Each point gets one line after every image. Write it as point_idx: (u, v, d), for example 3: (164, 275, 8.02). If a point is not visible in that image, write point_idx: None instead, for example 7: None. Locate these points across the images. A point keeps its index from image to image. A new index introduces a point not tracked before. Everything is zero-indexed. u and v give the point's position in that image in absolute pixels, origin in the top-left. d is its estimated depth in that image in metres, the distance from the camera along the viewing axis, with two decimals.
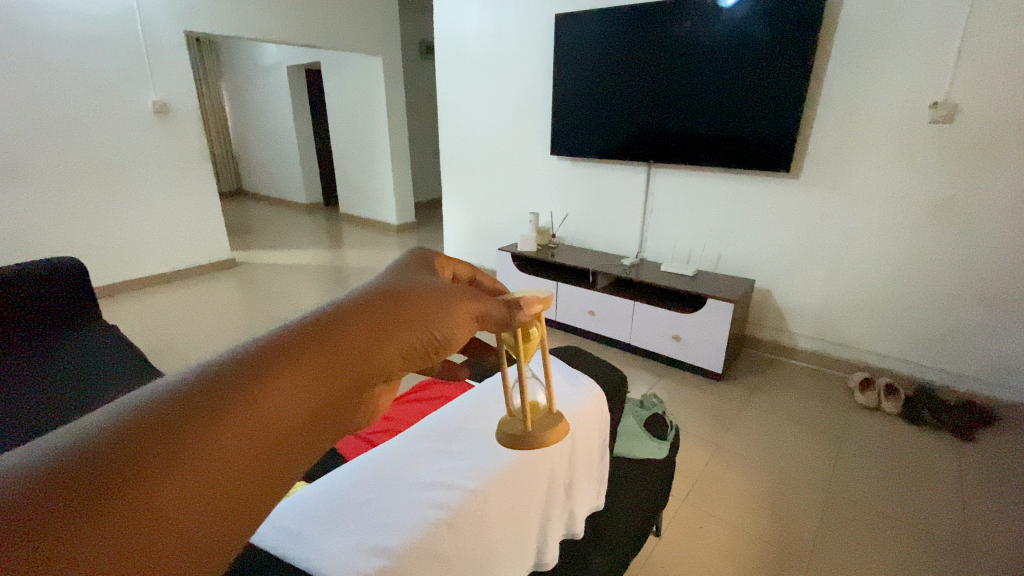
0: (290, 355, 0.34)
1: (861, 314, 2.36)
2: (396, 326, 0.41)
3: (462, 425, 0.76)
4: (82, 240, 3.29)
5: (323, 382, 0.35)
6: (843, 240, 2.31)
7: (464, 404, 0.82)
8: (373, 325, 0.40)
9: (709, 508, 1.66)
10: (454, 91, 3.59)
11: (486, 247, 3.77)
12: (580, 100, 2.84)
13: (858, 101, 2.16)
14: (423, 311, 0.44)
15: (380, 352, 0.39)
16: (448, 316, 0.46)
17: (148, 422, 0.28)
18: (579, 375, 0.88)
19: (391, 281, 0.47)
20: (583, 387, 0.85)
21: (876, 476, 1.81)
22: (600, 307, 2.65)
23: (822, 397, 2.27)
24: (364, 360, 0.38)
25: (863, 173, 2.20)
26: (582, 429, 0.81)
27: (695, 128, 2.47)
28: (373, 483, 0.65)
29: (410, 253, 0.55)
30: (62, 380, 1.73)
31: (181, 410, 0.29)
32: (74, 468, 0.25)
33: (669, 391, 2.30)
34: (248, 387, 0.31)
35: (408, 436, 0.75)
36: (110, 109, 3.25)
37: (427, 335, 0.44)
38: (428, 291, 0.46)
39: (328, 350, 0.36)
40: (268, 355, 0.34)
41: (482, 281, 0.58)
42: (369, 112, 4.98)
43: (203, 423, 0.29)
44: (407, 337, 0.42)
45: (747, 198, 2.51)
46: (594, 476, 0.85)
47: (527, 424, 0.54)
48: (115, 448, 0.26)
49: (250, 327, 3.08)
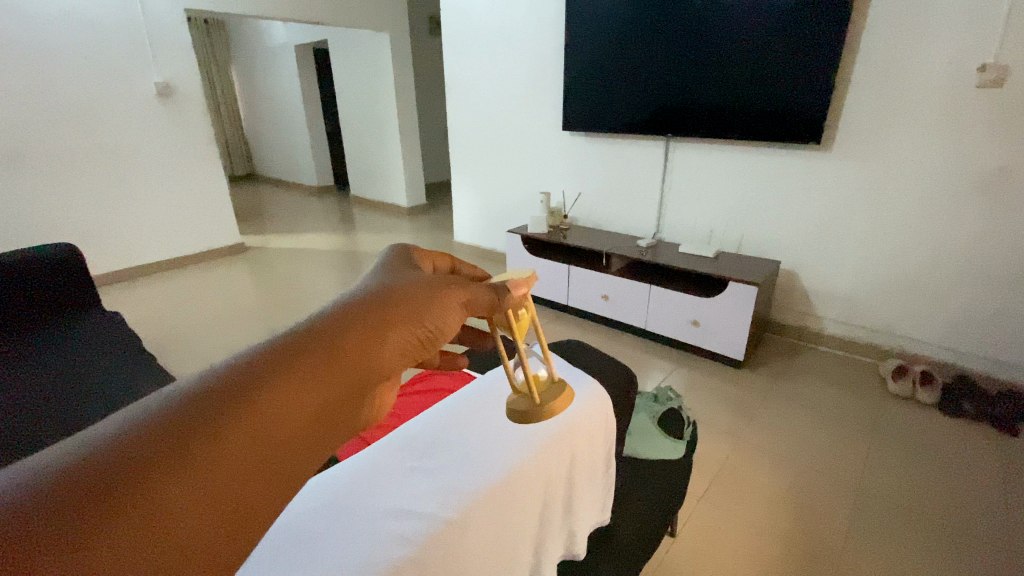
0: (283, 375, 0.35)
1: (894, 297, 2.21)
2: (385, 331, 0.41)
3: (438, 437, 0.67)
4: (91, 226, 3.28)
5: (314, 403, 0.36)
6: (875, 218, 2.16)
7: (441, 410, 0.74)
8: (363, 334, 0.40)
9: (729, 506, 1.57)
10: (462, 66, 3.45)
11: (497, 229, 3.66)
12: (593, 72, 2.68)
13: (896, 65, 1.97)
14: (415, 307, 0.44)
15: (372, 363, 0.40)
16: (438, 312, 0.45)
17: (135, 453, 0.29)
18: (581, 376, 0.78)
19: (386, 282, 0.47)
20: (585, 390, 0.75)
21: (911, 473, 1.69)
22: (613, 290, 2.53)
23: (851, 387, 2.13)
24: (358, 373, 0.39)
25: (901, 145, 2.03)
26: (583, 440, 0.71)
27: (717, 98, 2.31)
28: (330, 514, 0.55)
29: (391, 251, 0.54)
30: (50, 382, 1.66)
31: (170, 437, 0.30)
32: (76, 483, 0.27)
33: (687, 380, 2.20)
34: (240, 405, 0.33)
35: (380, 450, 0.65)
36: (113, 91, 3.20)
37: (421, 332, 0.44)
38: (416, 290, 0.46)
39: (319, 366, 0.37)
40: (258, 377, 0.35)
41: (461, 269, 0.57)
42: (378, 92, 4.85)
43: (200, 441, 0.31)
44: (394, 339, 0.42)
45: (772, 175, 2.35)
46: (597, 482, 0.75)
47: (534, 398, 0.47)
48: (104, 475, 0.28)
49: (257, 313, 3.03)
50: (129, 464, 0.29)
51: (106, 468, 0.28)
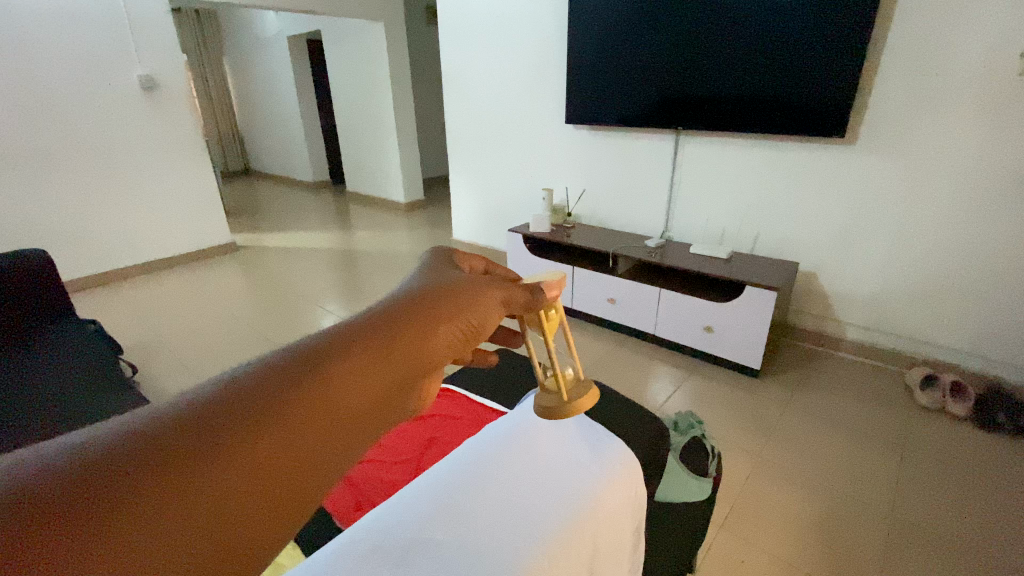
0: (345, 352, 0.35)
1: (921, 301, 2.07)
2: (443, 317, 0.43)
3: (458, 494, 0.70)
4: (72, 225, 3.13)
5: (376, 378, 0.35)
6: (903, 216, 2.01)
7: (459, 462, 0.77)
8: (417, 319, 0.41)
9: (753, 535, 1.44)
10: (460, 56, 3.28)
11: (497, 227, 3.52)
12: (600, 61, 2.51)
13: (932, 51, 1.82)
14: (464, 300, 0.46)
15: (427, 346, 0.40)
16: (483, 302, 0.48)
17: (198, 418, 0.28)
18: (607, 441, 0.81)
19: (432, 283, 0.48)
20: (614, 456, 0.78)
21: (947, 495, 1.56)
22: (620, 294, 2.39)
23: (875, 398, 2.00)
24: (416, 353, 0.39)
25: (934, 138, 1.88)
26: (616, 512, 0.73)
27: (733, 89, 2.16)
28: None
29: (433, 251, 0.59)
30: (10, 400, 1.51)
31: (233, 404, 0.30)
32: (153, 442, 0.27)
33: (700, 390, 2.07)
34: (312, 378, 0.32)
35: (415, 533, 0.64)
36: (94, 85, 3.04)
37: (465, 322, 0.46)
38: (461, 287, 0.48)
39: (378, 345, 0.37)
40: (320, 352, 0.34)
41: (495, 271, 0.59)
42: (374, 84, 4.69)
43: (273, 412, 0.30)
44: (453, 326, 0.44)
45: (791, 170, 2.20)
46: (625, 548, 0.76)
47: (562, 394, 0.56)
48: (171, 437, 0.27)
49: (247, 317, 2.89)
50: (220, 414, 0.29)
51: (173, 429, 0.28)
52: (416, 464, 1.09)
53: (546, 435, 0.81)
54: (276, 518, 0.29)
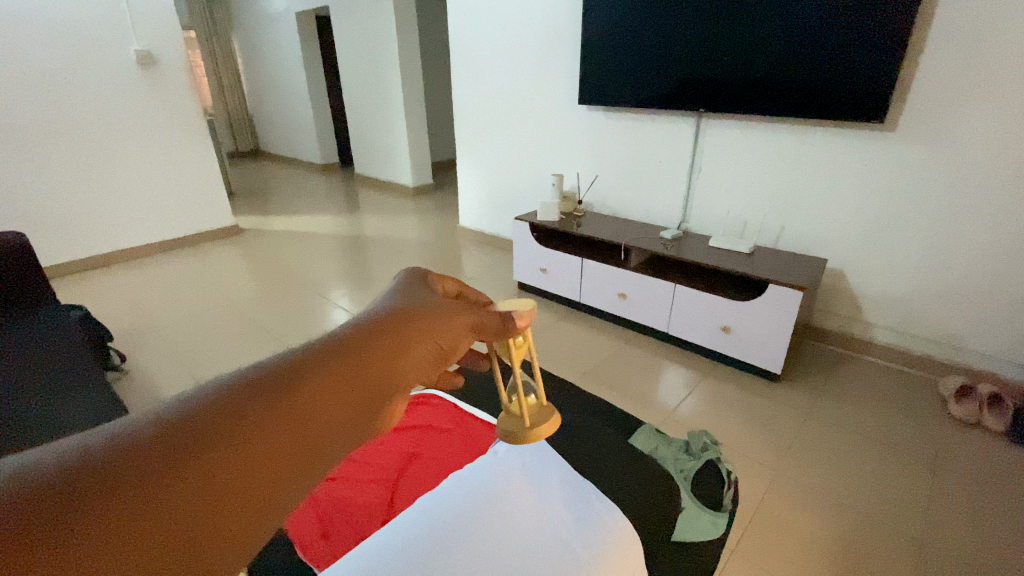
0: (296, 385, 0.33)
1: (961, 303, 1.89)
2: (409, 342, 0.40)
3: (431, 551, 0.65)
4: (71, 205, 3.07)
5: (324, 417, 0.33)
6: (945, 209, 1.83)
7: (433, 534, 0.68)
8: (380, 350, 0.38)
9: (766, 559, 1.31)
10: (469, 33, 3.11)
11: (505, 214, 3.38)
12: (617, 37, 2.33)
13: (990, 24, 1.61)
14: (432, 325, 0.43)
15: (384, 375, 0.37)
16: (444, 331, 0.44)
17: (119, 456, 0.27)
18: (600, 513, 0.74)
19: (397, 305, 0.44)
20: (609, 533, 0.70)
21: (985, 519, 1.41)
22: (632, 288, 2.26)
23: (904, 408, 1.85)
24: (373, 390, 0.36)
25: (985, 122, 1.69)
26: None
27: (760, 68, 1.98)
28: None
29: (404, 274, 0.51)
30: None
31: (161, 441, 0.28)
32: (82, 472, 0.26)
33: (713, 394, 1.93)
34: (263, 404, 0.31)
35: None
36: (89, 60, 2.94)
37: (432, 347, 0.42)
38: (429, 313, 0.44)
39: (331, 379, 0.34)
40: (265, 384, 0.32)
41: (469, 294, 0.52)
42: (382, 62, 4.53)
43: (212, 443, 0.29)
44: (420, 350, 0.41)
45: (821, 158, 2.02)
46: None
47: (524, 420, 0.48)
48: (91, 476, 0.26)
49: (242, 303, 2.80)
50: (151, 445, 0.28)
51: (94, 466, 0.26)
52: (392, 484, 0.98)
53: (529, 504, 0.74)
54: (207, 550, 0.28)
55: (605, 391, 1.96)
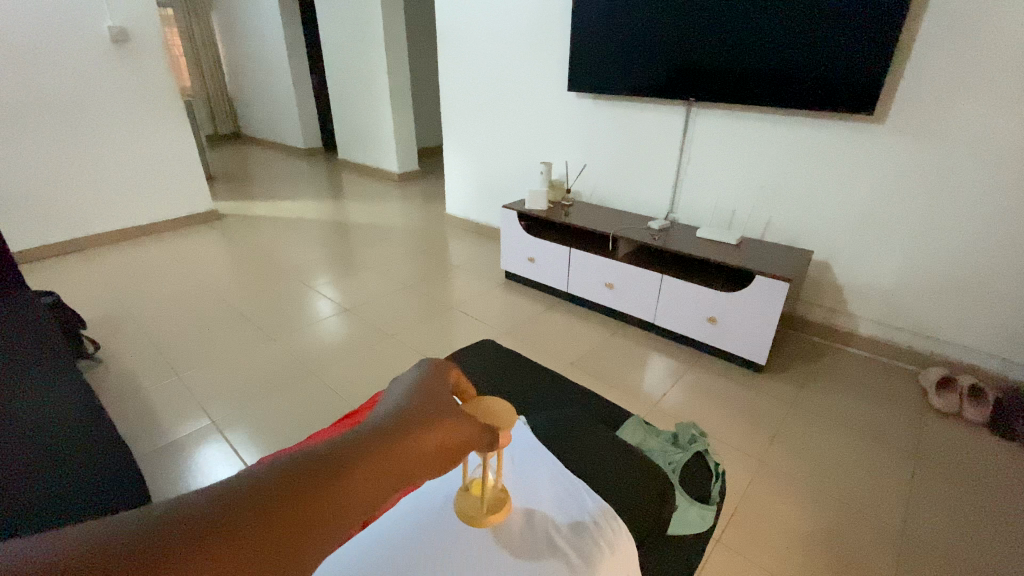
0: (296, 494, 0.32)
1: (942, 295, 1.92)
2: (412, 443, 0.38)
3: (415, 555, 0.63)
4: (41, 187, 2.96)
5: (304, 531, 0.31)
6: (930, 203, 1.85)
7: (418, 535, 0.66)
8: (381, 456, 0.36)
9: (750, 549, 1.32)
10: (456, 15, 3.04)
11: (492, 202, 3.34)
12: (608, 23, 2.29)
13: (982, 17, 1.61)
14: (437, 427, 0.40)
15: (373, 485, 0.35)
16: (450, 431, 0.41)
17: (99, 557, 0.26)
18: (594, 517, 0.72)
19: (405, 404, 0.42)
20: (601, 538, 0.68)
21: (961, 509, 1.44)
22: (619, 278, 2.25)
23: (885, 398, 1.88)
24: (362, 503, 0.34)
25: (974, 117, 1.70)
26: None
27: (752, 58, 1.96)
28: None
29: (418, 367, 0.49)
30: None
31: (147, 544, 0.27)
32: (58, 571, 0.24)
33: (698, 384, 1.94)
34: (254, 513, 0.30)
35: None
36: (58, 35, 2.80)
37: (437, 451, 0.39)
38: (435, 410, 0.42)
39: (321, 490, 0.33)
40: (267, 492, 0.31)
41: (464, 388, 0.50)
42: (367, 45, 4.41)
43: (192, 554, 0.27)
44: (421, 453, 0.38)
45: (809, 150, 2.02)
46: None
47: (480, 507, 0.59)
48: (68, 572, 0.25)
49: (218, 290, 2.73)
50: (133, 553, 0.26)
51: (90, 558, 0.25)
52: None
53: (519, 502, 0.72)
54: None
55: (591, 381, 1.95)
